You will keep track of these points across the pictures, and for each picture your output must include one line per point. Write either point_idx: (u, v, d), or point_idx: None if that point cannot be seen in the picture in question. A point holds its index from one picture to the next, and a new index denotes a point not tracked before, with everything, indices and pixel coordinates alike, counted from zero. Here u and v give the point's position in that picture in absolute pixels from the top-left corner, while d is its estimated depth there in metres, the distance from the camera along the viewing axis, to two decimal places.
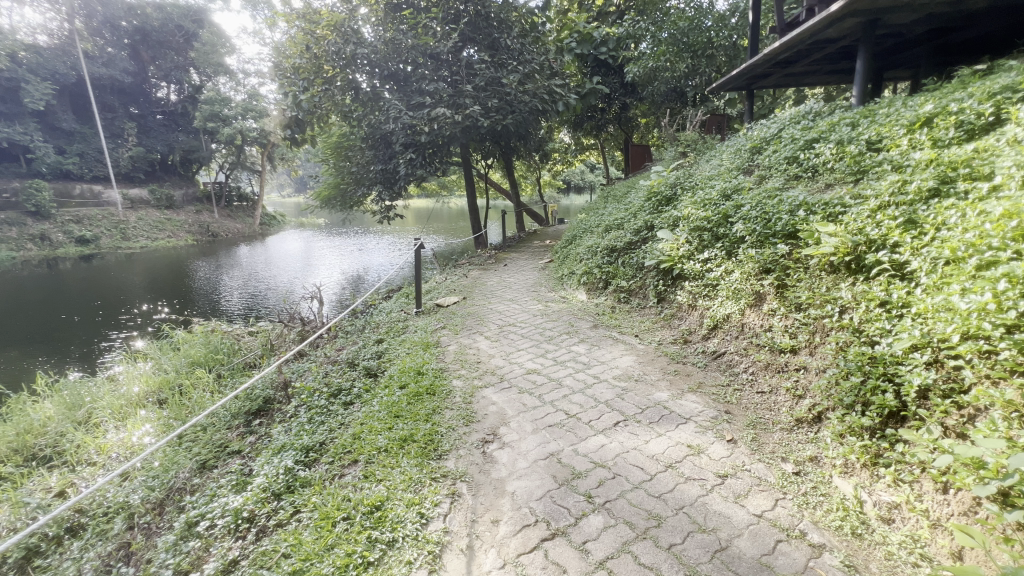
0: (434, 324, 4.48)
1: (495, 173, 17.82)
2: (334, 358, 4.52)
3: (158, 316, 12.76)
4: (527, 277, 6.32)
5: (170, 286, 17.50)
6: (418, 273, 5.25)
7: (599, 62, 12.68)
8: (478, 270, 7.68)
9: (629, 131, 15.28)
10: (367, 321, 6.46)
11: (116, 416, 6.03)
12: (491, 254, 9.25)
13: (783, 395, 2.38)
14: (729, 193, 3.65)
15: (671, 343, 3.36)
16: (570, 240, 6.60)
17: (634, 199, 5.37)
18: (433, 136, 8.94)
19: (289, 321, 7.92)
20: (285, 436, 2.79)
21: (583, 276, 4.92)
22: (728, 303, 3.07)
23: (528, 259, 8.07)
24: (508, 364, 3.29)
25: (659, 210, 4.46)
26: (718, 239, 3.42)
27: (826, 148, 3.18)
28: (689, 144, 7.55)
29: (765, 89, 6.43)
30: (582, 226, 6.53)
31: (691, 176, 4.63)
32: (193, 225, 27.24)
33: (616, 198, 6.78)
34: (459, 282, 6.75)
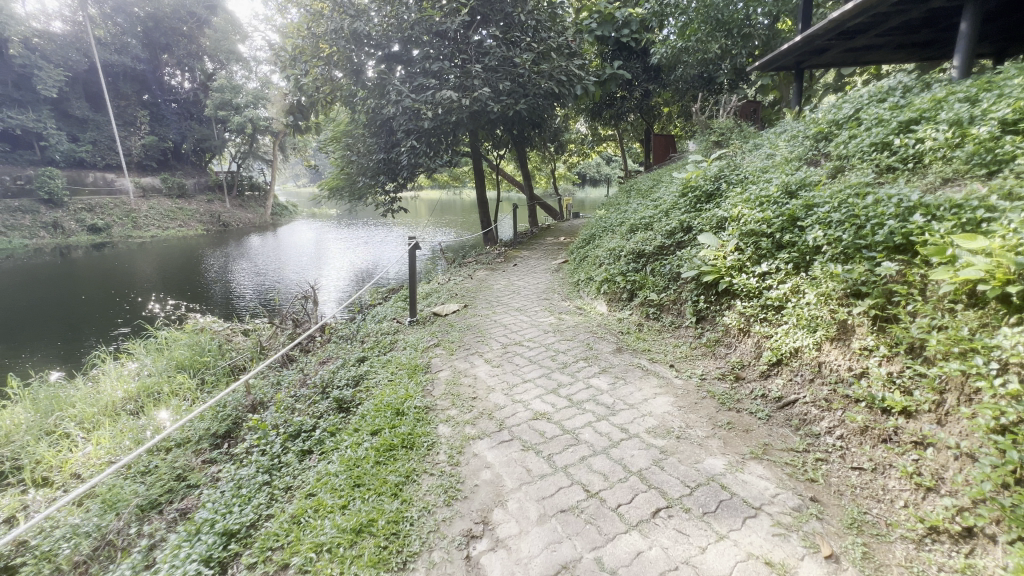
0: (426, 340, 3.81)
1: (508, 165, 17.12)
2: (310, 378, 3.88)
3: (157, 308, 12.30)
4: (538, 282, 5.61)
5: (176, 276, 17.12)
6: (412, 276, 4.56)
7: (621, 46, 11.87)
8: (485, 270, 7.00)
9: (651, 120, 14.42)
10: (358, 328, 5.84)
11: (86, 427, 5.51)
12: (501, 251, 8.57)
13: (898, 480, 1.68)
14: (794, 188, 2.91)
15: (719, 379, 2.65)
16: (587, 240, 5.86)
17: (665, 194, 4.64)
18: (439, 122, 8.27)
19: (280, 321, 7.37)
20: (217, 500, 2.14)
21: (604, 284, 4.23)
22: (800, 334, 2.36)
23: (540, 259, 7.37)
24: (510, 403, 2.61)
25: (698, 207, 3.73)
26: (781, 248, 2.70)
27: (934, 131, 2.43)
28: (722, 133, 6.76)
29: (817, 68, 5.56)
30: (601, 223, 5.81)
31: (736, 167, 3.88)
32: (205, 214, 27.06)
33: (640, 193, 6.02)
34: (463, 285, 6.10)
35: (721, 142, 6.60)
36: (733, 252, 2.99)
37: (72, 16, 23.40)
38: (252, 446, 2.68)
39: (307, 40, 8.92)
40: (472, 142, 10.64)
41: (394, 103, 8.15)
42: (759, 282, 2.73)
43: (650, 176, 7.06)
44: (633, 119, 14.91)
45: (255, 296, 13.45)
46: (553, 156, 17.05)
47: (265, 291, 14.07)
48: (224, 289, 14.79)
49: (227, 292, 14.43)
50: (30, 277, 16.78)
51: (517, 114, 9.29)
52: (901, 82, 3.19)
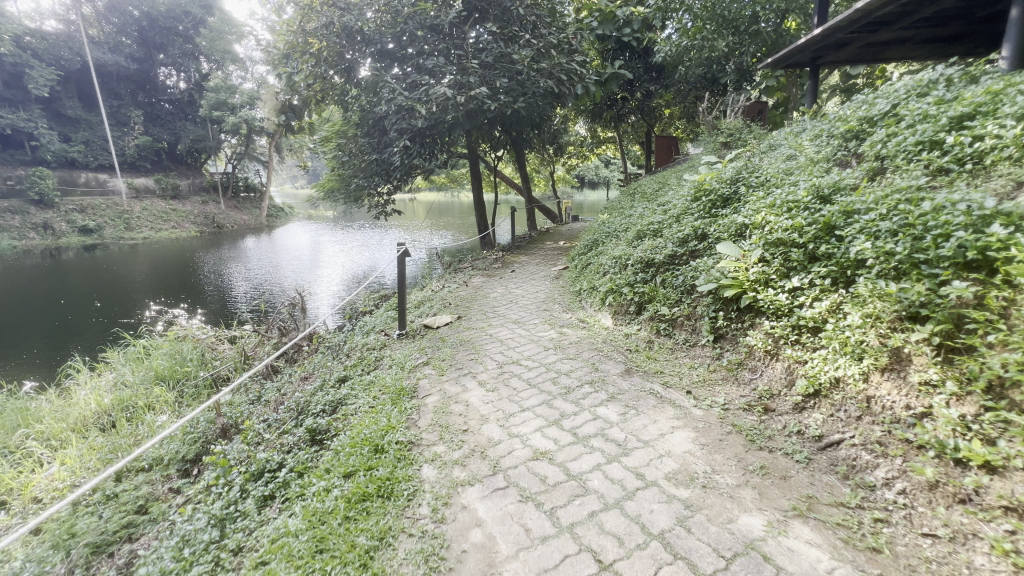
0: (414, 358, 3.46)
1: (507, 167, 16.85)
2: (288, 399, 3.52)
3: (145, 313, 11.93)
4: (538, 291, 5.26)
5: (167, 279, 16.72)
6: (401, 285, 4.14)
7: (622, 45, 11.59)
8: (481, 277, 6.66)
9: (652, 122, 14.17)
10: (346, 339, 5.48)
11: (54, 445, 5.14)
12: (498, 256, 8.24)
13: (988, 557, 1.35)
14: (828, 192, 2.60)
15: (745, 411, 2.32)
16: (589, 246, 5.52)
17: (674, 197, 4.33)
18: (434, 121, 7.94)
19: (267, 330, 7.02)
20: (156, 562, 1.80)
21: (609, 295, 3.91)
22: (843, 361, 2.04)
23: (539, 265, 7.03)
24: (506, 438, 2.27)
25: (713, 212, 3.41)
26: (816, 260, 2.38)
27: (997, 128, 2.12)
28: (731, 133, 6.44)
29: (835, 66, 5.28)
30: (605, 228, 5.48)
31: (755, 169, 3.57)
32: (199, 216, 26.69)
33: (646, 197, 5.68)
34: (457, 293, 5.78)
35: (731, 143, 6.27)
36: (758, 263, 2.67)
37: (65, 14, 22.99)
38: (208, 486, 2.33)
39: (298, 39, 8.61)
40: (469, 143, 10.30)
41: (387, 102, 7.81)
42: (790, 299, 2.40)
43: (655, 179, 6.73)
44: (634, 121, 14.62)
45: (248, 300, 13.10)
46: (552, 158, 16.74)
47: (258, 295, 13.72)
48: (214, 292, 14.41)
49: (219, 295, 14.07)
50: (18, 279, 16.35)
51: (516, 114, 8.96)
52: (942, 75, 2.88)
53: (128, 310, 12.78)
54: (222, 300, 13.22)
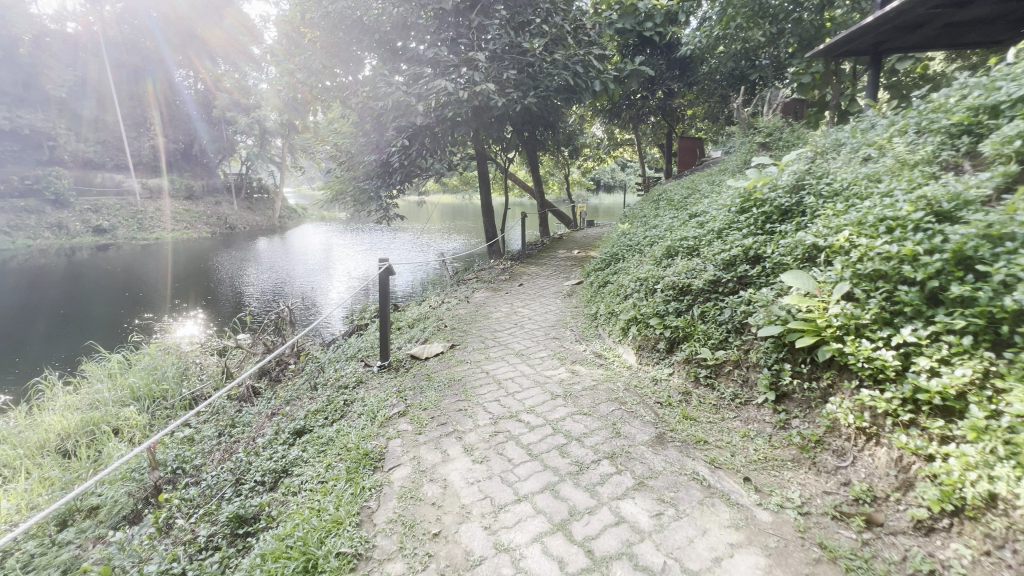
0: (390, 404, 2.80)
1: (520, 170, 16.31)
2: (237, 448, 2.89)
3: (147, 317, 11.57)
4: (547, 313, 4.56)
5: (176, 279, 16.43)
6: (382, 311, 3.51)
7: (642, 41, 10.96)
8: (486, 291, 6.03)
9: (673, 123, 13.48)
10: (330, 363, 4.86)
11: (5, 475, 4.59)
12: (507, 267, 7.57)
13: None
14: (949, 207, 1.90)
15: (836, 520, 1.62)
16: (606, 261, 4.82)
17: (712, 207, 3.63)
18: (439, 118, 7.39)
19: (252, 344, 6.47)
20: None
21: (633, 325, 3.23)
22: (1005, 469, 1.32)
23: (550, 279, 6.34)
24: (490, 554, 1.60)
25: (768, 228, 2.70)
26: (945, 304, 1.68)
27: None
28: (769, 133, 5.68)
29: (898, 53, 4.54)
30: (626, 240, 4.79)
31: (819, 172, 2.86)
32: (211, 217, 26.59)
33: (673, 205, 4.97)
34: (457, 310, 5.16)
35: (769, 144, 5.52)
36: (843, 301, 1.97)
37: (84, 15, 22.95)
38: None
39: (309, 16, 8.22)
40: (477, 145, 9.67)
41: (387, 96, 7.21)
42: (901, 359, 1.69)
43: (680, 185, 6.01)
44: (654, 122, 13.87)
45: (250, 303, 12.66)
46: (567, 160, 16.02)
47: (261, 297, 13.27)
48: (217, 295, 13.98)
49: (221, 297, 13.64)
50: (24, 279, 16.07)
51: (527, 111, 8.30)
52: None
53: (130, 311, 12.42)
54: (224, 303, 12.79)
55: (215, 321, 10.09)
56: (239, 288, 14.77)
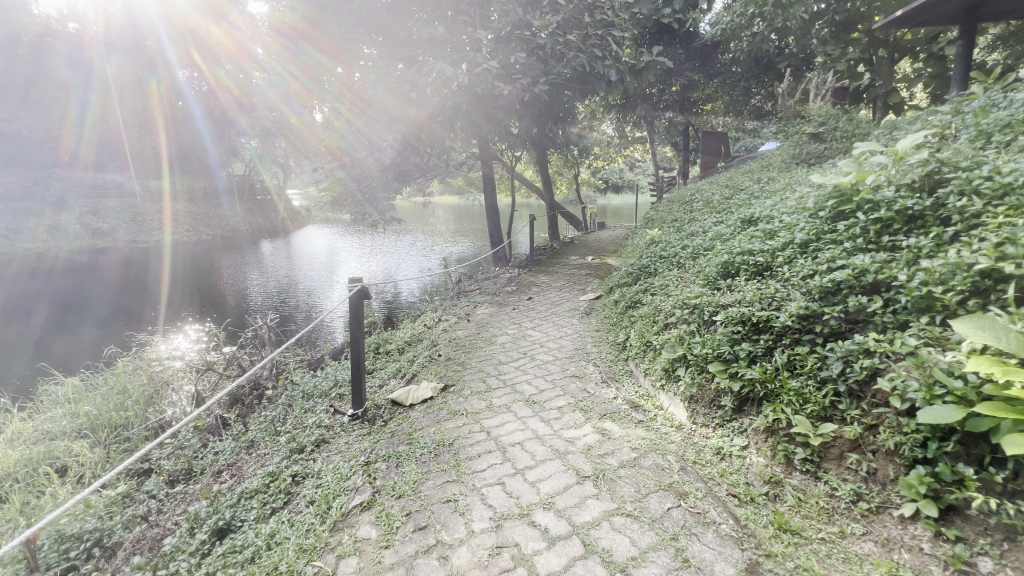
0: (352, 486, 2.03)
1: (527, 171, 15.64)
2: (148, 543, 2.12)
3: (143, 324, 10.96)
4: (560, 340, 3.77)
5: (176, 283, 15.82)
6: (354, 346, 2.74)
7: (660, 29, 10.24)
8: (490, 305, 5.29)
9: (691, 119, 12.75)
10: (306, 396, 4.09)
11: None
12: (514, 276, 6.80)
13: None
14: None
15: None
16: (632, 274, 4.03)
17: (779, 210, 2.84)
18: (442, 108, 6.70)
19: (226, 364, 5.83)
20: None
21: (684, 368, 2.43)
22: None
23: (562, 292, 5.55)
24: None
25: (889, 243, 1.90)
26: None
27: None
28: (820, 123, 4.89)
29: (989, 18, 3.76)
30: (656, 248, 3.99)
31: (950, 163, 2.07)
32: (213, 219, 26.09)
33: (712, 207, 4.19)
34: (456, 330, 4.42)
35: (820, 135, 4.74)
36: None
37: None
38: None
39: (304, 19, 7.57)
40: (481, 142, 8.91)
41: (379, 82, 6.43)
42: None
43: (713, 184, 5.21)
44: (669, 117, 13.10)
45: (244, 308, 12.04)
46: (576, 159, 15.24)
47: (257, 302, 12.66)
48: (211, 299, 13.38)
49: (216, 301, 13.02)
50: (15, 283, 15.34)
51: (538, 101, 7.52)
52: None
53: (126, 316, 11.81)
54: (218, 308, 12.16)
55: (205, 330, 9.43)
56: (237, 292, 14.17)
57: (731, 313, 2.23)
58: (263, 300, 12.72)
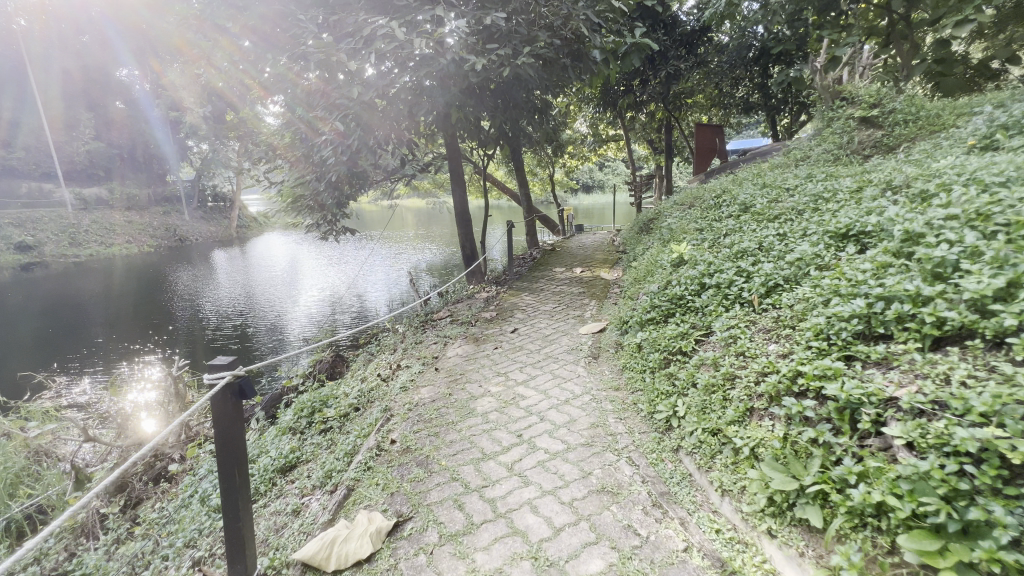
0: None
1: (499, 172, 14.62)
2: None
3: (60, 354, 9.29)
4: (564, 409, 2.65)
5: (110, 301, 13.92)
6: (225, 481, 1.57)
7: (645, 12, 9.32)
8: (464, 341, 4.19)
9: (674, 114, 12.00)
10: (204, 500, 2.82)
11: None
12: (492, 296, 5.70)
13: None
14: None
15: None
16: (656, 307, 2.95)
17: (922, 220, 1.82)
18: (403, 95, 5.49)
19: (120, 430, 4.43)
20: None
21: (822, 514, 1.35)
22: None
23: (552, 320, 4.44)
24: None
25: None
26: None
27: None
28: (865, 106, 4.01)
29: None
30: (693, 270, 2.92)
31: None
32: (159, 228, 23.91)
33: (757, 213, 3.20)
34: (417, 386, 3.28)
35: (872, 120, 3.82)
36: None
37: None
38: None
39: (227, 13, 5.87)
40: (447, 139, 7.72)
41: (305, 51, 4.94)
42: None
43: (737, 183, 4.22)
44: (649, 112, 12.30)
45: (189, 331, 10.50)
46: (551, 158, 14.24)
47: (204, 323, 11.12)
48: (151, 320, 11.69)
49: (156, 324, 11.37)
50: None
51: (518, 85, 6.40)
52: None
53: (40, 344, 10.02)
54: (157, 331, 10.56)
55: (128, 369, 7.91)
56: (178, 311, 12.51)
57: (939, 432, 1.17)
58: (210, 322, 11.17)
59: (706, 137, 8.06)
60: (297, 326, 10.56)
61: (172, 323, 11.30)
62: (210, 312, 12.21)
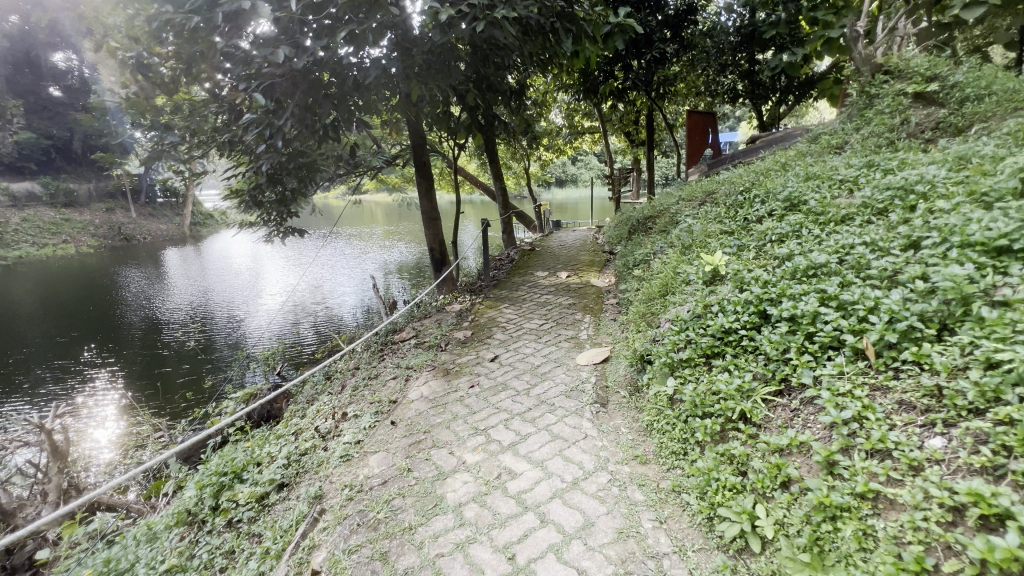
0: None
1: (472, 164, 13.70)
2: None
3: None
4: (572, 501, 1.83)
5: (35, 308, 12.41)
6: None
7: None
8: (432, 373, 3.32)
9: (656, 103, 11.37)
10: None
11: None
12: (466, 310, 4.86)
13: None
14: None
15: None
16: (690, 343, 2.16)
17: None
18: (356, 69, 4.53)
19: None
20: None
21: None
22: None
23: (539, 343, 3.62)
24: None
25: None
26: None
27: None
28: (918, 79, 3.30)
29: None
30: (744, 291, 2.13)
31: None
32: (101, 226, 21.88)
33: (816, 211, 2.44)
34: (365, 454, 2.39)
35: (929, 95, 3.12)
36: None
37: None
38: None
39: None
40: (412, 124, 6.78)
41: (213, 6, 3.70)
42: None
43: (762, 174, 3.47)
44: (631, 100, 11.62)
45: (126, 344, 9.33)
46: (527, 150, 13.38)
47: (145, 337, 9.83)
48: (80, 334, 10.22)
49: (89, 335, 10.07)
50: None
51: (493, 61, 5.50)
52: None
53: None
54: (90, 345, 9.32)
55: (42, 398, 6.78)
56: (115, 320, 11.21)
57: None
58: (152, 335, 9.88)
59: (699, 127, 7.38)
60: (253, 338, 9.44)
61: (106, 334, 10.02)
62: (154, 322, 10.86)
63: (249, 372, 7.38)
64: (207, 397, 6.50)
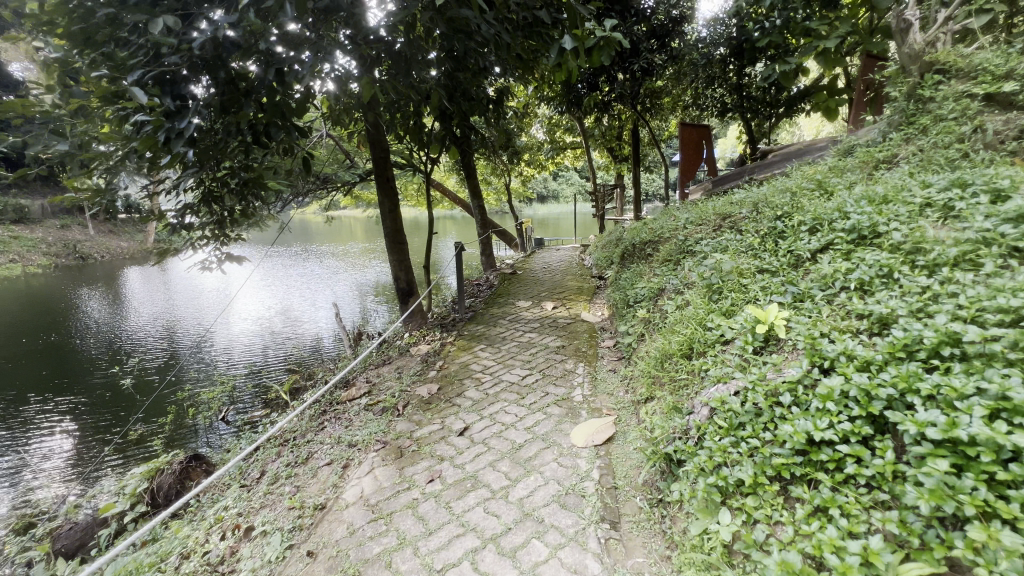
0: None
1: (450, 179, 13.00)
2: None
3: None
4: None
5: None
6: None
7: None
8: (380, 457, 2.51)
9: (641, 117, 10.89)
10: None
11: None
12: (436, 353, 4.06)
13: None
14: None
15: None
16: (752, 456, 1.42)
17: None
18: None
19: None
20: None
21: None
22: None
23: (522, 406, 2.86)
24: None
25: None
26: None
27: None
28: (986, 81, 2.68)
29: None
30: (829, 376, 1.41)
31: None
32: (53, 243, 20.43)
33: (908, 250, 1.74)
34: None
35: (1006, 97, 2.51)
36: None
37: None
38: None
39: None
40: (376, 136, 6.02)
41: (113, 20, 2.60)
42: None
43: (795, 194, 2.81)
44: (616, 114, 11.11)
45: (59, 378, 8.29)
46: (507, 165, 12.74)
47: (83, 369, 8.79)
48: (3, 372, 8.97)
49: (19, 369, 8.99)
50: None
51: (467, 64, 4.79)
52: None
53: None
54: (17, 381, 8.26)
55: None
56: (54, 349, 10.12)
57: None
58: (91, 367, 8.82)
59: (696, 143, 6.80)
60: (203, 375, 8.38)
61: (39, 367, 8.96)
62: (91, 355, 9.62)
63: (188, 419, 6.37)
64: (132, 455, 5.49)
